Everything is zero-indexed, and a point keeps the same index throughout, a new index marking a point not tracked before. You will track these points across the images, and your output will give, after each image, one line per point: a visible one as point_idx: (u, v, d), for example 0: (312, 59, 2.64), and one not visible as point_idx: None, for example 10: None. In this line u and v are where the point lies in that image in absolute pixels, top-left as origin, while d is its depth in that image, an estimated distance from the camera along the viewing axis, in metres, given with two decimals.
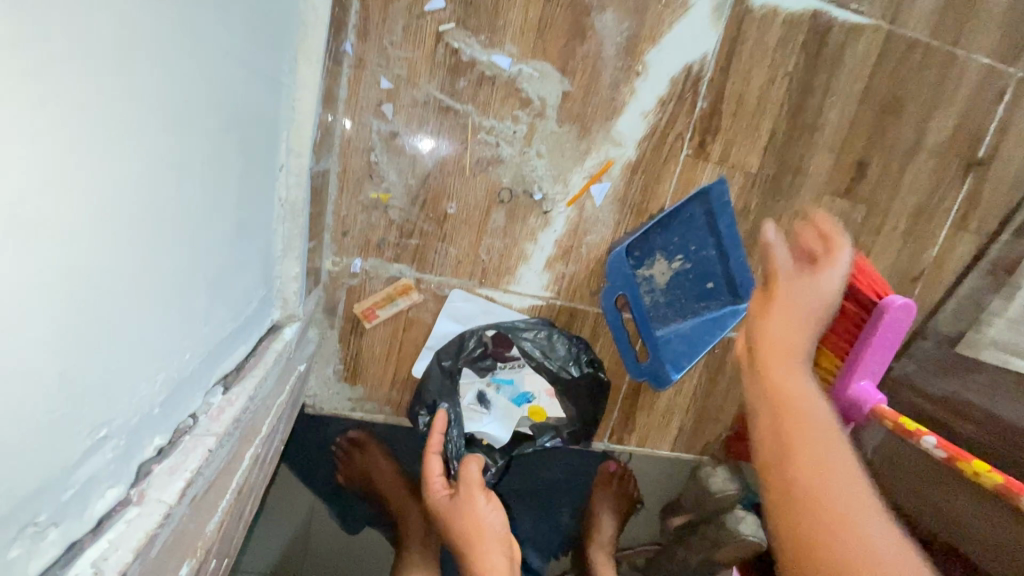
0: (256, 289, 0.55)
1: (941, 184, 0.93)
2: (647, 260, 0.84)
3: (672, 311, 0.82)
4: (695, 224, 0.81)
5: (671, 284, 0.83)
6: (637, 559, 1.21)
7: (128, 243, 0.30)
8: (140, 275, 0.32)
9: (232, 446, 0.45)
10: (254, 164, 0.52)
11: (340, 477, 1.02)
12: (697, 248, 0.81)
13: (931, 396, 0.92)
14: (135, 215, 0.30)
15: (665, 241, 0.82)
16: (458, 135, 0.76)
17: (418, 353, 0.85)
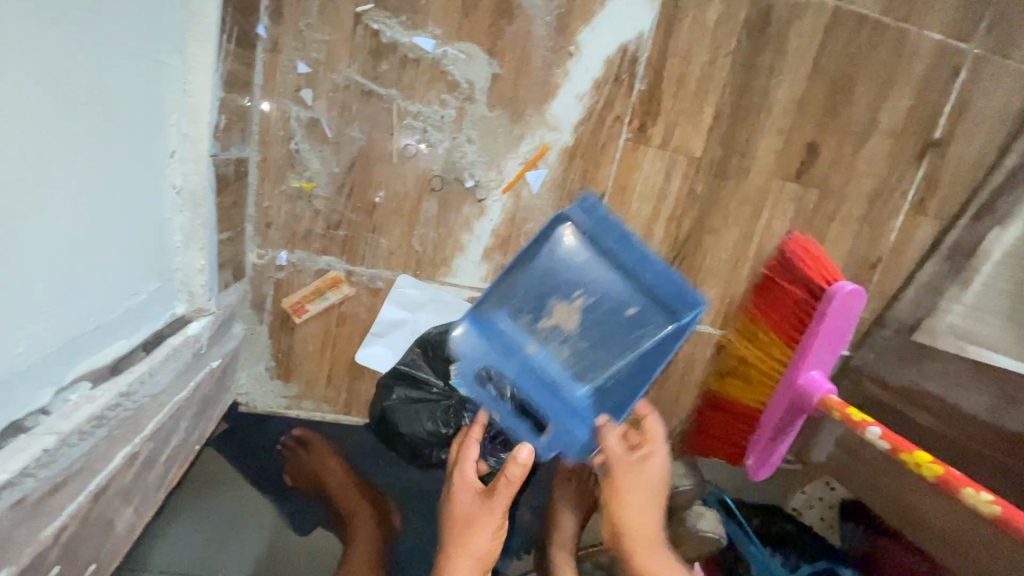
0: (141, 282, 0.52)
1: (897, 166, 0.89)
2: (544, 309, 0.79)
3: (596, 353, 0.79)
4: (589, 251, 0.77)
5: (582, 326, 0.79)
6: (600, 558, 1.17)
7: None
8: None
9: (91, 444, 0.42)
10: (134, 149, 0.49)
11: (287, 475, 0.98)
12: (597, 279, 0.78)
13: (890, 386, 0.90)
14: None
15: (559, 283, 0.78)
16: (382, 120, 0.73)
17: (364, 339, 0.83)
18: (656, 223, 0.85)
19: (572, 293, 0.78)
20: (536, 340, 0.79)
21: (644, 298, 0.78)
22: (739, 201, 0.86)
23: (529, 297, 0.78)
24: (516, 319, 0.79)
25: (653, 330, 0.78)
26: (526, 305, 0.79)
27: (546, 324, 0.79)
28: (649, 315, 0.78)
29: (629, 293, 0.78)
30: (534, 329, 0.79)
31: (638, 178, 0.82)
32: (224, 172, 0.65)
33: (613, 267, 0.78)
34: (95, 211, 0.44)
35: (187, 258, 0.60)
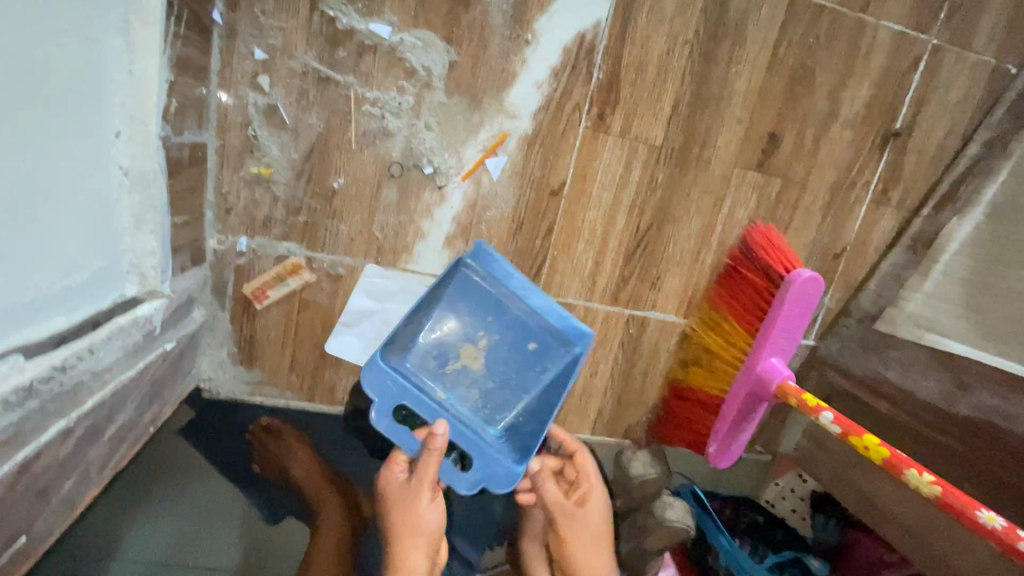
0: (84, 260, 0.53)
1: (859, 156, 0.90)
2: (450, 354, 0.83)
3: (503, 393, 0.84)
4: (489, 296, 0.82)
5: (487, 367, 0.84)
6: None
7: None
8: None
9: (19, 414, 0.43)
10: (76, 128, 0.49)
11: (256, 466, 0.92)
12: (497, 323, 0.83)
13: (851, 374, 0.91)
14: None
15: (460, 330, 0.83)
16: (340, 107, 0.74)
17: (333, 329, 0.84)
18: (618, 211, 0.86)
19: (474, 337, 0.83)
20: (443, 385, 0.83)
21: (542, 333, 0.83)
22: (700, 190, 0.87)
23: (434, 344, 0.83)
24: (424, 366, 0.83)
25: (552, 362, 0.83)
26: (429, 353, 0.83)
27: (452, 368, 0.83)
28: (547, 349, 0.83)
29: (528, 330, 0.83)
30: (440, 375, 0.83)
31: (598, 166, 0.83)
32: (178, 155, 0.65)
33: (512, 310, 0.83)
34: (32, 186, 0.44)
35: (137, 240, 0.60)
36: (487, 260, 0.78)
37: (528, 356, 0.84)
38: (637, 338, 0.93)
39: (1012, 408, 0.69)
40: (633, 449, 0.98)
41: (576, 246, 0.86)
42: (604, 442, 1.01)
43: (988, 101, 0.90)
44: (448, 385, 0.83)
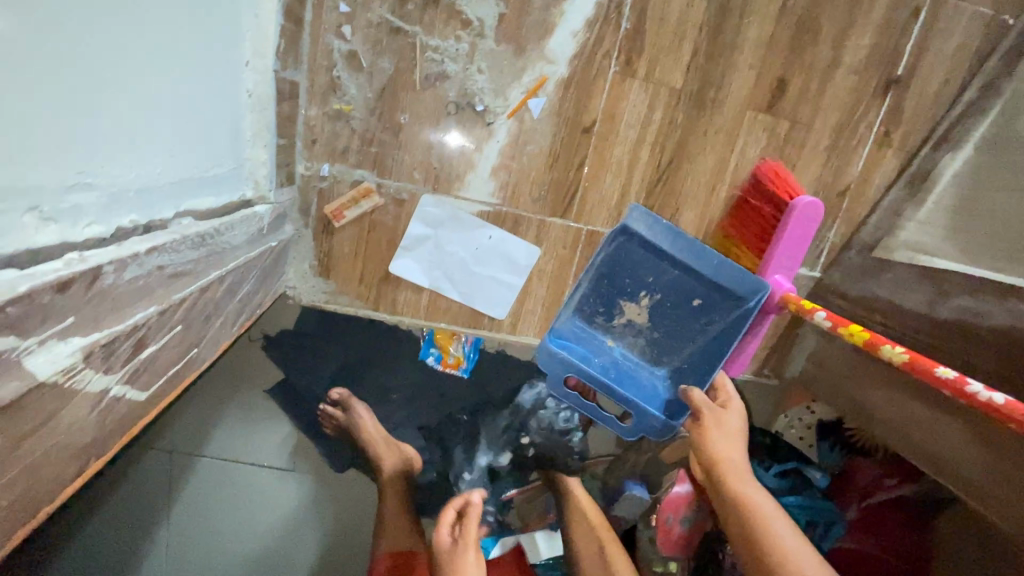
0: (224, 159, 0.69)
1: (862, 100, 1.00)
2: (616, 311, 1.05)
3: (666, 339, 1.05)
4: (648, 264, 0.98)
5: (650, 319, 1.04)
6: (596, 469, 1.20)
7: (119, 56, 0.44)
8: (126, 85, 0.46)
9: (197, 254, 0.58)
10: (224, 54, 0.66)
11: (326, 426, 1.07)
12: (658, 285, 1.00)
13: (851, 296, 1.01)
14: (125, 36, 0.45)
15: (625, 291, 1.02)
16: (407, 52, 0.89)
17: (395, 253, 0.99)
18: (642, 148, 0.98)
19: (638, 296, 1.03)
20: (612, 336, 1.07)
21: (708, 291, 0.98)
22: (715, 129, 0.99)
23: (601, 304, 1.04)
24: (594, 323, 1.06)
25: (718, 313, 0.99)
26: (599, 310, 1.05)
27: (618, 322, 1.06)
28: (711, 304, 0.99)
29: (691, 288, 0.99)
30: (609, 327, 1.07)
31: (625, 107, 0.96)
32: (283, 87, 0.82)
33: (674, 271, 0.98)
34: (198, 88, 0.60)
35: (255, 152, 0.77)
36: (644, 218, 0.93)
37: (695, 308, 1.01)
38: None
39: (981, 306, 0.78)
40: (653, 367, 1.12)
41: (604, 178, 0.99)
42: None
43: (985, 50, 0.98)
44: (618, 334, 1.07)
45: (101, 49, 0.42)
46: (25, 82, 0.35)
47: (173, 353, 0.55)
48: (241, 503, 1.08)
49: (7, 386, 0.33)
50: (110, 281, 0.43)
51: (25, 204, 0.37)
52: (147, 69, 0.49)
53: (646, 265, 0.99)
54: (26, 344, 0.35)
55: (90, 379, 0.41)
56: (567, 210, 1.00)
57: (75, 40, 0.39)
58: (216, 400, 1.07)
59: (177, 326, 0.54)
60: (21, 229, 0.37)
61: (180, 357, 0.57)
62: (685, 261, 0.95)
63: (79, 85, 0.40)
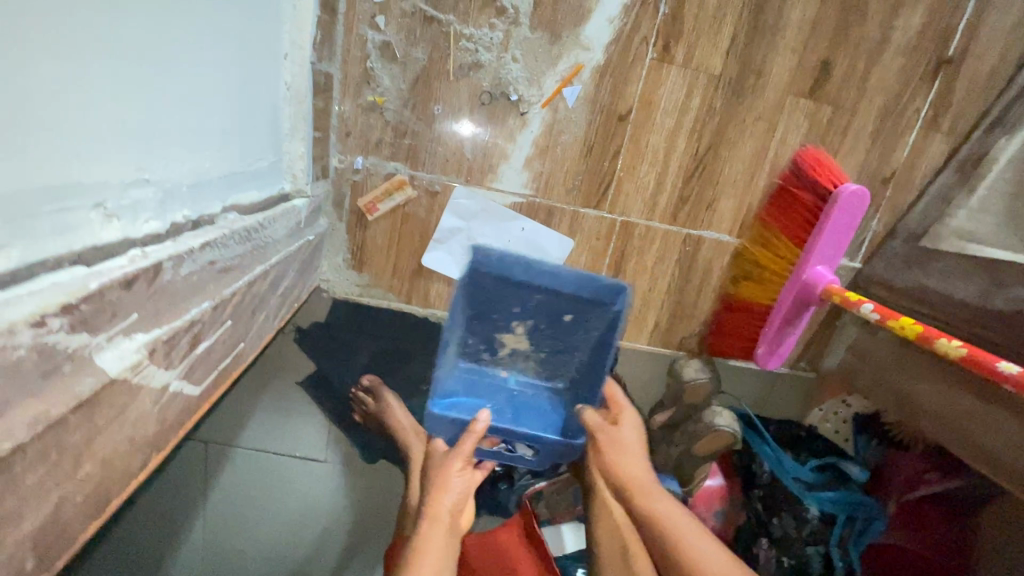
0: (265, 152, 0.69)
1: (910, 83, 0.96)
2: (497, 344, 1.03)
3: (553, 356, 1.03)
4: (509, 298, 0.95)
5: (533, 343, 1.02)
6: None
7: (171, 50, 0.44)
8: (177, 80, 0.46)
9: (244, 249, 0.59)
10: (265, 46, 0.65)
11: (357, 415, 1.08)
12: (526, 313, 0.97)
13: (895, 287, 0.98)
14: (177, 30, 0.44)
15: (498, 326, 1.00)
16: (442, 42, 0.88)
17: (428, 245, 0.99)
18: (678, 136, 0.96)
19: (512, 326, 1.00)
20: (503, 367, 1.05)
21: (572, 306, 0.94)
22: (754, 116, 0.96)
23: (482, 342, 1.02)
24: (482, 359, 1.05)
25: (591, 323, 0.96)
26: (482, 347, 1.03)
27: (505, 352, 1.04)
28: (581, 317, 0.95)
29: (559, 306, 0.95)
30: (496, 360, 1.05)
31: (661, 94, 0.93)
32: (318, 79, 0.82)
33: (535, 298, 0.94)
34: (242, 81, 0.60)
35: (292, 145, 0.77)
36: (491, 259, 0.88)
37: (570, 323, 0.98)
38: (693, 254, 1.03)
39: None
40: (686, 357, 1.09)
41: (640, 167, 0.97)
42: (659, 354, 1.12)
43: None
44: (508, 363, 1.06)
45: (154, 42, 0.41)
46: (85, 73, 0.35)
47: (224, 348, 0.55)
48: (275, 491, 1.10)
49: (82, 383, 0.33)
50: (169, 277, 0.43)
51: (90, 201, 0.37)
52: (196, 60, 0.48)
53: (507, 299, 0.96)
54: (97, 341, 0.35)
55: (154, 374, 0.41)
56: (602, 201, 0.98)
57: (132, 31, 0.38)
58: (251, 391, 1.08)
59: (228, 321, 0.55)
60: (86, 225, 0.37)
61: (229, 351, 0.57)
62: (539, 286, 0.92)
63: (135, 77, 0.40)
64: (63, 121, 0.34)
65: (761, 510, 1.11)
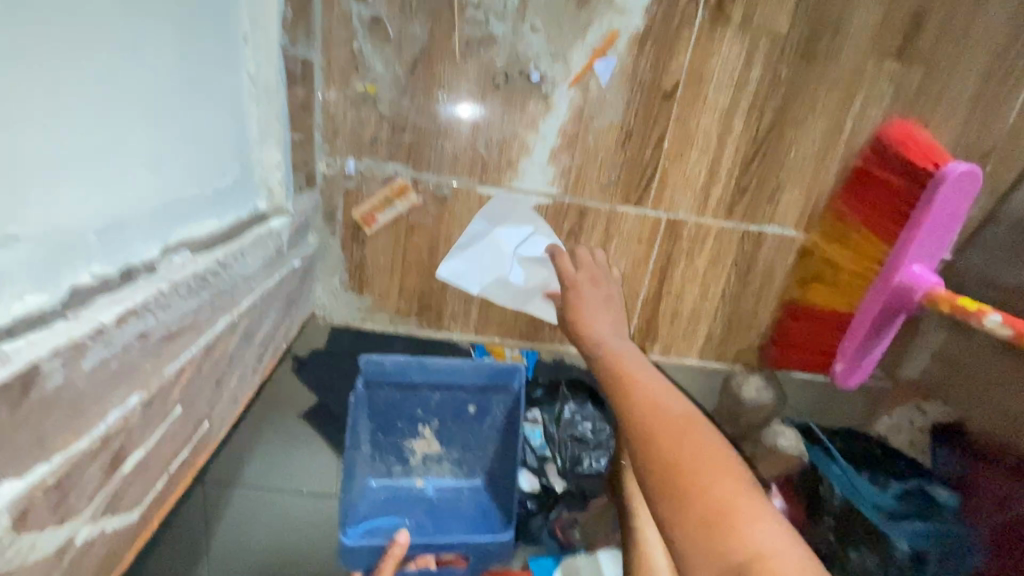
0: (225, 165, 0.53)
1: (1021, 34, 0.78)
2: (405, 453, 0.91)
3: (468, 452, 0.91)
4: (407, 402, 0.86)
5: (443, 445, 0.90)
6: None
7: (37, 32, 0.28)
8: (60, 79, 0.30)
9: (200, 302, 0.44)
10: (212, 24, 0.49)
11: None
12: (429, 413, 0.87)
13: (1004, 286, 0.81)
14: (45, 2, 0.28)
15: (403, 434, 0.89)
16: (443, 13, 0.72)
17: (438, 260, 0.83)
18: (735, 114, 0.79)
19: (418, 431, 0.89)
20: (417, 476, 0.92)
21: (474, 395, 0.86)
22: (828, 84, 0.78)
23: (389, 454, 0.90)
24: (391, 472, 0.91)
25: (498, 409, 0.87)
26: (391, 460, 0.91)
27: (416, 460, 0.91)
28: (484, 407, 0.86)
29: (461, 398, 0.86)
30: (408, 470, 0.92)
31: (715, 63, 0.76)
32: (294, 68, 0.66)
33: (433, 395, 0.86)
34: (185, 75, 0.44)
35: (263, 152, 0.61)
36: (380, 369, 0.81)
37: (475, 414, 0.88)
38: (752, 255, 0.87)
39: None
40: (744, 374, 0.95)
41: (689, 155, 0.80)
42: (710, 369, 0.97)
43: None
44: (422, 471, 0.92)
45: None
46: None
47: (176, 442, 0.41)
48: (278, 546, 0.97)
49: None
50: (60, 381, 0.29)
51: None
52: (102, 48, 0.33)
53: (407, 404, 0.86)
54: None
55: (38, 540, 0.27)
56: (643, 197, 0.82)
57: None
58: (245, 436, 0.93)
59: (177, 408, 0.40)
60: None
61: (185, 442, 0.43)
62: (432, 382, 0.84)
63: None
64: None
65: (835, 543, 0.96)
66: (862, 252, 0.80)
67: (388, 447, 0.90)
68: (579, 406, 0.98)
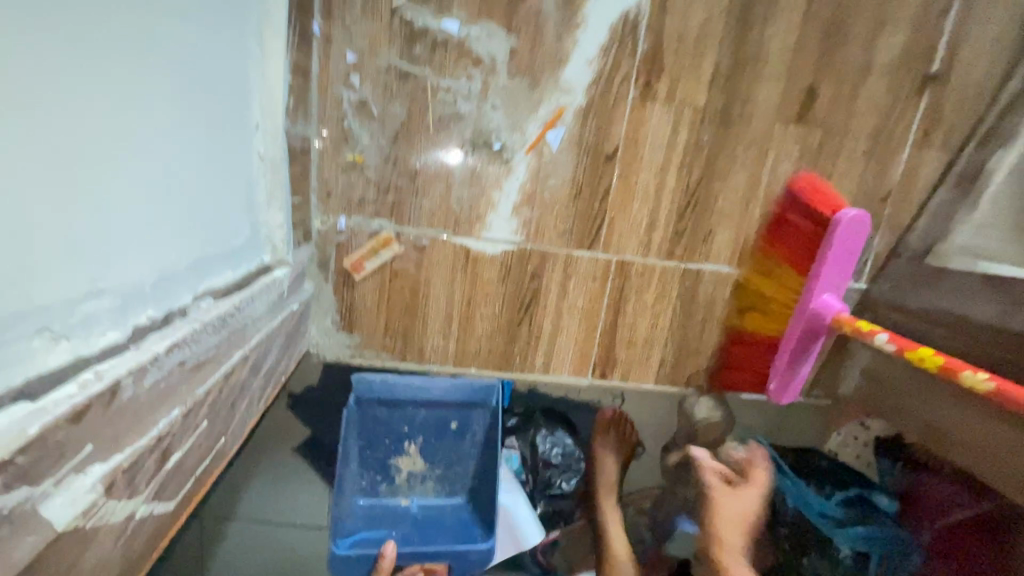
0: (240, 227, 0.66)
1: (898, 102, 0.94)
2: (391, 471, 1.00)
3: (450, 469, 1.01)
4: (395, 419, 0.97)
5: (427, 462, 1.00)
6: (643, 505, 1.12)
7: (120, 148, 0.41)
8: (133, 179, 0.43)
9: (220, 338, 0.55)
10: (231, 120, 0.63)
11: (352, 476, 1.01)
12: (415, 430, 0.98)
13: (908, 310, 0.94)
14: (124, 127, 0.41)
15: (390, 452, 0.99)
16: (419, 96, 0.86)
17: (417, 301, 0.95)
18: (668, 171, 0.93)
19: (403, 448, 0.99)
20: (402, 494, 1.00)
21: (457, 412, 0.98)
22: (744, 145, 0.94)
23: (376, 473, 0.99)
24: (377, 491, 0.99)
25: (478, 425, 0.99)
26: (377, 477, 1.00)
27: (401, 478, 1.00)
28: (466, 422, 0.98)
29: (445, 414, 0.98)
30: (393, 489, 1.00)
31: (647, 130, 0.91)
32: (294, 144, 0.80)
33: (420, 412, 0.97)
34: (210, 161, 0.57)
35: (270, 215, 0.74)
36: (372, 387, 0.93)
37: (457, 431, 0.99)
38: (694, 289, 1.00)
39: None
40: (696, 395, 1.06)
41: (632, 206, 0.95)
42: (667, 393, 1.07)
43: None
44: (406, 490, 1.01)
45: (97, 148, 0.38)
46: (13, 185, 0.31)
47: (202, 450, 0.51)
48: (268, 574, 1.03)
49: (23, 543, 0.30)
50: (129, 394, 0.40)
51: (31, 326, 0.34)
52: (157, 151, 0.46)
53: (396, 421, 0.97)
54: (39, 490, 0.31)
55: (115, 509, 0.38)
56: (595, 242, 0.95)
57: (68, 128, 0.35)
58: (242, 469, 1.01)
59: (204, 423, 0.51)
60: (29, 354, 0.34)
61: (208, 453, 0.53)
62: (421, 399, 0.96)
63: (79, 183, 0.37)
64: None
65: (789, 550, 1.05)
66: (785, 284, 0.94)
67: (378, 466, 0.99)
68: (551, 431, 1.04)
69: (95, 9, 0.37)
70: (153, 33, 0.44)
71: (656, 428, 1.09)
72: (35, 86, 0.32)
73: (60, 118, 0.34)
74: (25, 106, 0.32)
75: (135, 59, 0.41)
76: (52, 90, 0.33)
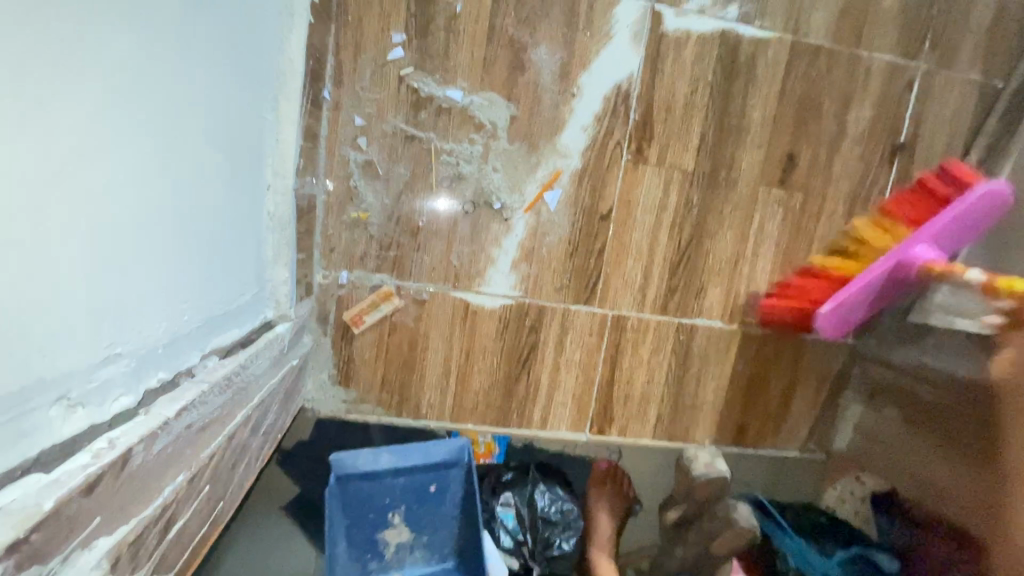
0: (248, 286, 0.67)
1: (871, 168, 1.01)
2: (378, 547, 0.94)
3: (434, 533, 0.96)
4: (376, 491, 0.92)
5: (412, 531, 0.95)
6: (642, 564, 1.06)
7: (143, 216, 0.42)
8: (153, 242, 0.44)
9: (227, 398, 0.55)
10: (245, 182, 0.65)
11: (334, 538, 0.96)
12: (397, 499, 0.93)
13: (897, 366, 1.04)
14: (149, 196, 0.43)
15: (375, 526, 0.93)
16: (423, 158, 0.90)
17: (415, 355, 0.96)
18: (661, 230, 0.97)
19: (388, 520, 0.94)
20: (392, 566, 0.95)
21: (430, 474, 0.93)
22: (731, 206, 0.99)
23: (363, 550, 0.93)
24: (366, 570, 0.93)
25: (455, 485, 0.95)
26: (365, 556, 0.94)
27: (390, 552, 0.95)
28: (444, 483, 0.94)
29: (423, 479, 0.93)
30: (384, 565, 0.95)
31: (640, 192, 0.96)
32: (302, 203, 0.82)
33: (399, 480, 0.93)
34: (222, 219, 0.59)
35: (275, 272, 0.75)
36: (351, 462, 0.88)
37: (437, 495, 0.95)
38: (687, 343, 1.02)
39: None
40: (695, 448, 1.06)
41: (626, 262, 0.98)
42: (663, 447, 1.07)
43: (981, 112, 1.01)
44: (396, 562, 0.95)
45: (120, 218, 0.40)
46: (47, 260, 0.33)
47: (201, 516, 0.50)
48: None
49: None
50: (140, 461, 0.39)
51: (53, 394, 0.34)
52: (174, 213, 0.47)
53: (377, 493, 0.92)
54: (49, 568, 0.31)
55: None
56: (591, 296, 0.98)
57: (97, 203, 0.37)
58: None
59: (205, 487, 0.50)
60: (48, 423, 0.34)
61: (207, 517, 0.52)
62: (397, 467, 0.91)
63: (102, 252, 0.38)
64: (30, 317, 0.31)
65: None
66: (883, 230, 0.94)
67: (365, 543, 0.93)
68: (548, 489, 0.99)
69: (129, 88, 0.39)
70: (179, 106, 0.46)
71: (653, 482, 1.07)
72: (72, 165, 0.34)
73: (94, 193, 0.36)
74: (63, 181, 0.33)
75: (159, 132, 0.44)
76: (89, 169, 0.35)
